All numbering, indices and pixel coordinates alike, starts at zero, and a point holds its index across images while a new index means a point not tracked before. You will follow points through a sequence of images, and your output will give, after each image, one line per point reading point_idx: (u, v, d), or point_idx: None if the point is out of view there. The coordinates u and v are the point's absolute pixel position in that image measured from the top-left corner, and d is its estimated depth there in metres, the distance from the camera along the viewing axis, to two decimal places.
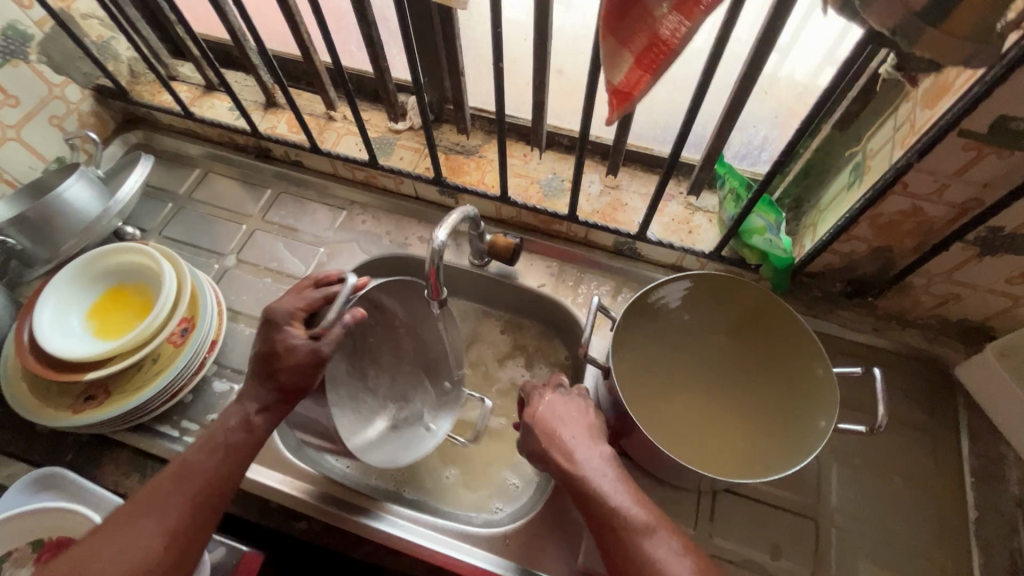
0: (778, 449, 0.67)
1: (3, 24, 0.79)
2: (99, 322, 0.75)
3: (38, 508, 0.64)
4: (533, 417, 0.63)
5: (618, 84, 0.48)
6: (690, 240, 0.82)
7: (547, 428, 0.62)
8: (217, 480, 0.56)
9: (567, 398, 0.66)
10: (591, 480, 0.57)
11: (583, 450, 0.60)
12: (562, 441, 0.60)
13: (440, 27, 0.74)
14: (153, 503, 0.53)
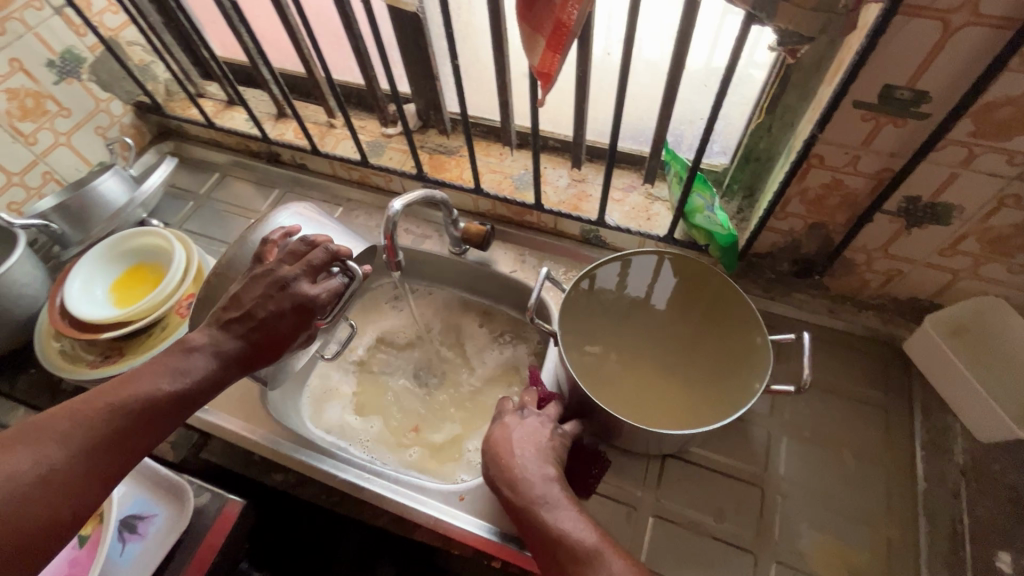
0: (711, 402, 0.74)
1: (62, 49, 0.95)
2: (119, 294, 0.86)
3: None
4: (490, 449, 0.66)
5: (538, 66, 0.56)
6: (648, 225, 0.88)
7: (501, 459, 0.64)
8: (154, 429, 0.54)
9: (527, 427, 0.68)
10: (533, 504, 0.59)
11: (532, 479, 0.61)
12: (513, 472, 0.62)
13: (418, 37, 0.85)
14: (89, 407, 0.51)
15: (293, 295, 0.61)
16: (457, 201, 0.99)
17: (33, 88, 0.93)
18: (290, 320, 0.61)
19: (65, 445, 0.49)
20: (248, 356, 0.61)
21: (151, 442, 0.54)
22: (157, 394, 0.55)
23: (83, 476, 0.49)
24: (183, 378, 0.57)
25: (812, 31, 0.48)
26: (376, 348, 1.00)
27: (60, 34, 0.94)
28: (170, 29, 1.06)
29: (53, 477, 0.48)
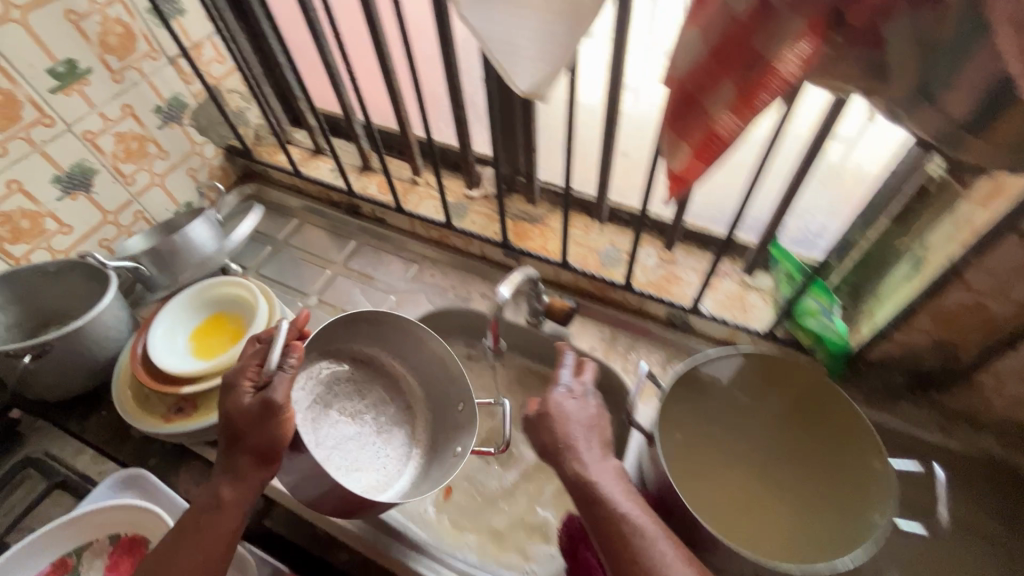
0: (824, 531, 0.67)
1: (170, 96, 0.98)
2: (198, 343, 0.85)
3: (120, 504, 0.72)
4: (543, 419, 0.61)
5: (676, 171, 0.55)
6: (744, 317, 0.84)
7: (558, 433, 0.59)
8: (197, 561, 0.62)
9: (583, 396, 0.63)
10: (602, 489, 0.55)
11: (592, 467, 0.57)
12: (573, 456, 0.58)
13: (522, 110, 0.84)
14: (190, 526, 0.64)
15: (231, 402, 0.64)
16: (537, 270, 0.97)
17: (139, 131, 0.95)
18: (250, 420, 0.62)
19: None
20: (245, 468, 0.63)
21: (206, 563, 0.62)
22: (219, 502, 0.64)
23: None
24: (188, 519, 0.64)
25: (997, 166, 0.45)
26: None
27: (170, 83, 0.98)
28: (270, 79, 1.09)
29: None
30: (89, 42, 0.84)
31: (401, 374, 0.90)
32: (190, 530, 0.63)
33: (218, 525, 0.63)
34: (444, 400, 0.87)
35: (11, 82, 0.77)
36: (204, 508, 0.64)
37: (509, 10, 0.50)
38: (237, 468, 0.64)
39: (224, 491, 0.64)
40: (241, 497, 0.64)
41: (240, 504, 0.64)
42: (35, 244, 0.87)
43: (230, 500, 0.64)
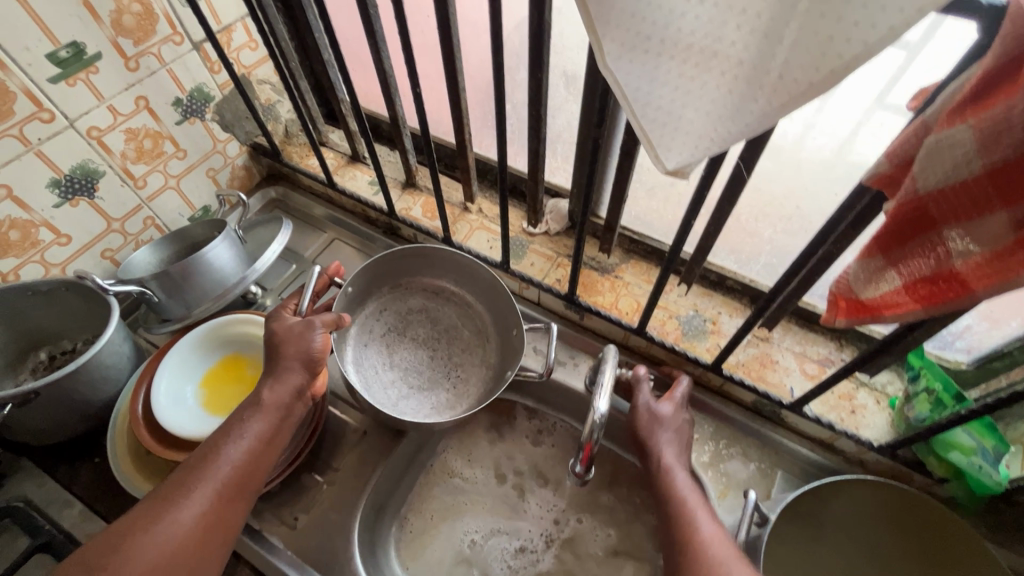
0: None
1: (193, 86, 0.84)
2: (210, 392, 0.74)
3: None
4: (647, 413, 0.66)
5: (864, 297, 0.42)
6: (852, 421, 0.71)
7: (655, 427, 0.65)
8: (242, 467, 0.54)
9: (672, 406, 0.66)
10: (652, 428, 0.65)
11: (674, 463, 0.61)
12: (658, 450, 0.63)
13: (615, 150, 0.70)
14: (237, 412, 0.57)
15: (272, 322, 0.63)
16: (603, 329, 0.83)
17: (154, 128, 0.81)
18: (293, 334, 0.61)
19: (177, 504, 0.50)
20: (292, 377, 0.59)
21: (208, 464, 0.52)
22: (257, 395, 0.58)
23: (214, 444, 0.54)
24: (227, 426, 0.56)
25: None
26: (467, 484, 0.82)
27: (194, 71, 0.83)
28: (310, 74, 0.94)
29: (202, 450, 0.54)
30: (100, 22, 0.69)
31: (454, 298, 0.88)
32: (232, 437, 0.55)
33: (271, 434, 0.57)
34: (510, 350, 0.82)
35: (1, 69, 0.63)
36: (244, 410, 0.57)
37: (679, 69, 0.35)
38: (290, 373, 0.59)
39: (264, 397, 0.58)
40: (280, 403, 0.58)
41: (283, 415, 0.58)
42: (26, 257, 0.74)
43: (270, 404, 0.57)
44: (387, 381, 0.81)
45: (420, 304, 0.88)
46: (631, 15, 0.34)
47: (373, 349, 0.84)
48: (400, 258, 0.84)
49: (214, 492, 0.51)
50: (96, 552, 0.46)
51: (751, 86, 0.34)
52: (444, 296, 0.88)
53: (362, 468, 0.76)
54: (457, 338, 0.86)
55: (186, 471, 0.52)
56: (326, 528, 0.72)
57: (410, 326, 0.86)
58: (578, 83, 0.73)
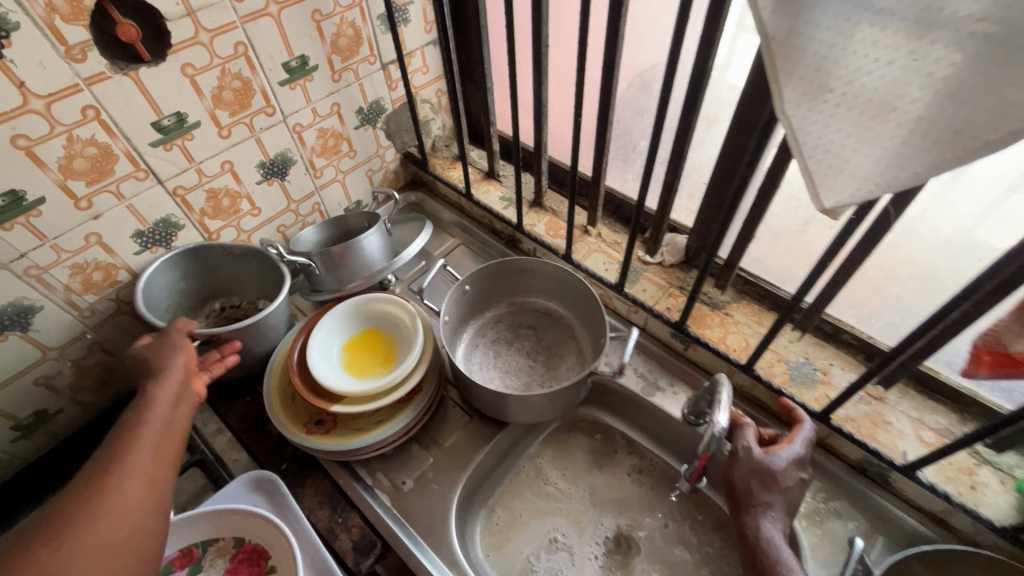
0: None
1: (373, 99, 0.99)
2: (349, 356, 0.84)
3: (233, 507, 0.70)
4: (754, 460, 0.66)
5: (1013, 351, 0.43)
6: (972, 496, 0.68)
7: (762, 482, 0.65)
8: (153, 457, 0.52)
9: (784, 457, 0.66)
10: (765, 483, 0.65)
11: (770, 524, 0.64)
12: (757, 508, 0.65)
13: (748, 193, 0.74)
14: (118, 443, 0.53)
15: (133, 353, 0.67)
16: (707, 362, 0.86)
17: (338, 129, 0.97)
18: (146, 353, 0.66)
19: (107, 490, 0.48)
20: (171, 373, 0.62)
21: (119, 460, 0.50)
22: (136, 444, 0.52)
23: (118, 447, 0.52)
24: (125, 429, 0.54)
25: None
26: (558, 494, 0.86)
27: (377, 87, 0.98)
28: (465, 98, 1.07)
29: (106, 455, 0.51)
30: (323, 41, 0.85)
31: (560, 319, 0.95)
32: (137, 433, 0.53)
33: (175, 424, 0.57)
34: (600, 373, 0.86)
35: (252, 71, 0.79)
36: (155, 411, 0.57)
37: (854, 118, 0.40)
38: (167, 368, 0.62)
39: (154, 396, 0.58)
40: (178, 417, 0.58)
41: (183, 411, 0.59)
42: (229, 222, 0.90)
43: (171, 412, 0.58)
44: (489, 378, 0.89)
45: (532, 319, 0.96)
46: (818, 69, 0.40)
47: (482, 350, 0.93)
48: (519, 273, 0.93)
49: (139, 475, 0.50)
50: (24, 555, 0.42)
51: (927, 139, 0.38)
52: (552, 317, 0.96)
53: (466, 450, 0.83)
54: (558, 353, 0.92)
55: (88, 476, 0.49)
56: (429, 497, 0.78)
57: (519, 337, 0.95)
58: (718, 127, 0.79)
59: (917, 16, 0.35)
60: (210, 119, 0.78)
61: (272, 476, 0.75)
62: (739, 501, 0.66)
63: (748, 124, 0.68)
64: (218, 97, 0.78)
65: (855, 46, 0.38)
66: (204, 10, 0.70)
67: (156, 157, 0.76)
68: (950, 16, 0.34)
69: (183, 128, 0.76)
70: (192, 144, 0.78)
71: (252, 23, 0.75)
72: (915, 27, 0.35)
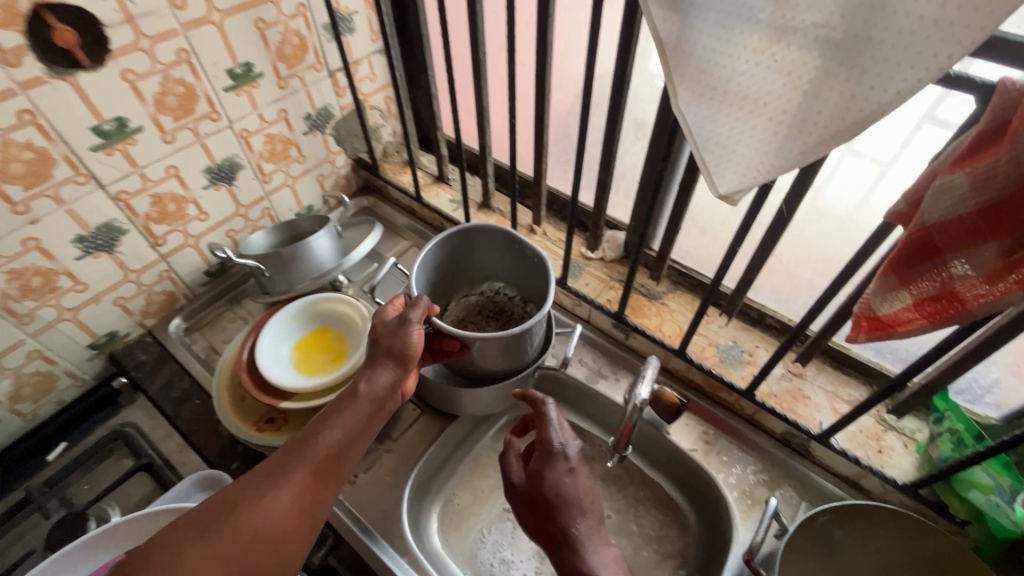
0: None
1: (321, 106, 1.01)
2: (300, 355, 0.86)
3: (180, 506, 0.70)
4: (528, 492, 0.69)
5: (881, 315, 0.49)
6: (879, 459, 0.75)
7: (546, 511, 0.67)
8: (336, 451, 0.59)
9: (544, 479, 0.67)
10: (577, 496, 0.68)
11: (588, 541, 0.66)
12: (553, 533, 0.66)
13: (673, 189, 0.80)
14: (317, 431, 0.60)
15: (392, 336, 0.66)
16: (646, 349, 0.91)
17: (286, 135, 0.98)
18: (386, 331, 0.67)
19: (278, 479, 0.56)
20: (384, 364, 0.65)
21: (308, 456, 0.58)
22: (325, 442, 0.59)
23: (308, 443, 0.59)
24: (326, 415, 0.61)
25: None
26: None
27: (325, 94, 1.00)
28: (413, 105, 1.10)
29: (298, 445, 0.59)
30: (268, 48, 0.87)
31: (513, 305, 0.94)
32: (328, 424, 0.60)
33: (367, 414, 0.62)
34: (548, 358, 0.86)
35: (195, 78, 0.80)
36: (349, 400, 0.62)
37: (734, 113, 0.46)
38: (380, 383, 0.64)
39: (358, 387, 0.63)
40: (373, 395, 0.63)
41: (377, 403, 0.63)
42: (175, 227, 0.90)
43: (366, 394, 0.63)
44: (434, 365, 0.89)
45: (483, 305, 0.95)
46: (701, 70, 0.46)
47: None
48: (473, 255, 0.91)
49: (311, 471, 0.58)
50: (204, 524, 0.52)
51: (793, 131, 0.44)
52: (507, 311, 0.95)
53: (418, 442, 0.85)
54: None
55: (285, 449, 0.59)
56: (382, 488, 0.81)
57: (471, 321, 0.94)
58: (646, 129, 0.85)
59: (774, 23, 0.41)
60: (153, 124, 0.79)
61: (221, 475, 0.75)
62: (555, 537, 0.66)
63: (668, 126, 0.74)
64: (161, 103, 0.79)
65: (729, 49, 0.44)
66: (144, 17, 0.71)
67: (98, 162, 0.76)
68: (798, 24, 0.39)
69: (125, 132, 0.77)
70: (134, 149, 0.79)
71: (194, 30, 0.77)
72: (773, 33, 0.41)
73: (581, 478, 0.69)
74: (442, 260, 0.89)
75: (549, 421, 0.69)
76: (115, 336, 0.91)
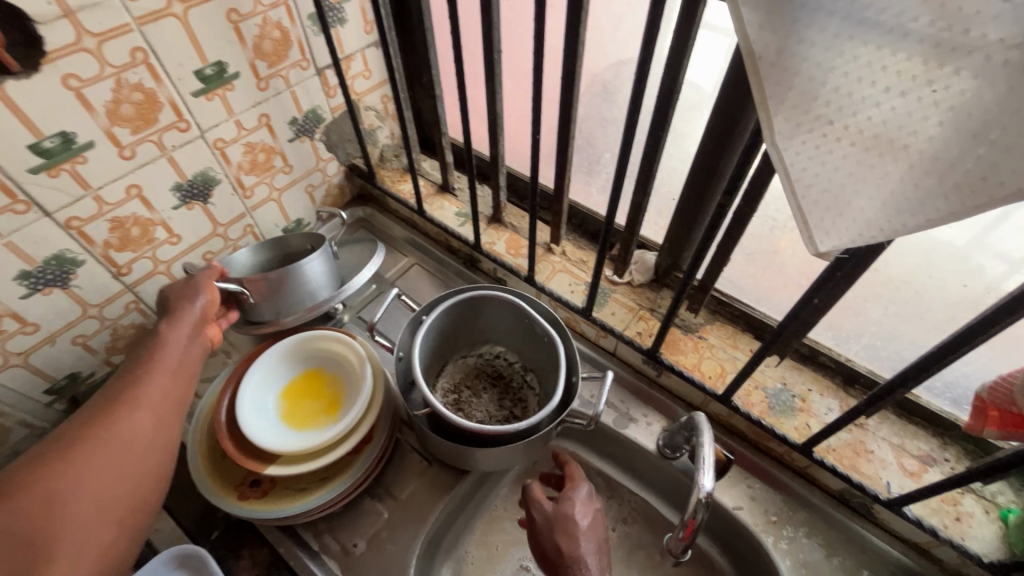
0: None
1: (309, 108, 0.88)
2: (288, 405, 0.75)
3: None
4: (555, 519, 0.62)
5: None
6: (958, 530, 0.65)
7: (569, 539, 0.60)
8: (166, 392, 0.61)
9: (577, 509, 0.62)
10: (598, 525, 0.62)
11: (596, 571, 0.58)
12: (573, 567, 0.58)
13: (723, 213, 0.69)
14: (143, 376, 0.60)
15: (187, 291, 0.69)
16: (682, 390, 0.80)
17: (269, 143, 0.86)
18: (176, 291, 0.69)
19: (115, 420, 0.56)
20: (181, 310, 0.66)
21: (144, 402, 0.58)
22: (151, 388, 0.60)
23: (138, 394, 0.58)
24: (144, 362, 0.61)
25: None
26: None
27: (313, 95, 0.87)
28: (413, 105, 0.97)
29: (139, 392, 0.59)
30: (244, 44, 0.74)
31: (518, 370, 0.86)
32: (153, 373, 0.61)
33: (184, 367, 0.64)
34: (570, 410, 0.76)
35: (156, 81, 0.68)
36: (176, 347, 0.63)
37: (858, 155, 0.34)
38: (176, 322, 0.65)
39: (167, 336, 0.64)
40: (180, 338, 0.65)
41: (190, 356, 0.65)
42: (141, 253, 0.78)
43: (178, 344, 0.64)
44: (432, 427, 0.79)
45: (486, 366, 0.87)
46: (816, 96, 0.34)
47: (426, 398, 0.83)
48: (482, 317, 0.83)
49: (144, 409, 0.58)
50: (29, 480, 0.50)
51: (945, 183, 0.32)
52: (506, 378, 0.86)
53: (425, 502, 0.75)
54: (514, 414, 0.81)
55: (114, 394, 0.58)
56: (384, 559, 0.70)
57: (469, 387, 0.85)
58: (688, 141, 0.73)
59: (941, 40, 0.29)
60: (107, 138, 0.67)
61: (199, 552, 0.65)
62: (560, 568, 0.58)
63: (722, 143, 0.62)
64: (115, 113, 0.66)
65: (860, 70, 0.32)
66: (87, 11, 0.58)
67: (39, 186, 0.64)
68: (979, 40, 0.28)
69: (71, 150, 0.64)
70: (85, 168, 0.66)
71: (151, 25, 0.64)
72: (937, 52, 0.29)
73: (604, 516, 0.63)
74: (450, 319, 0.80)
75: (576, 473, 0.67)
76: (77, 378, 0.80)
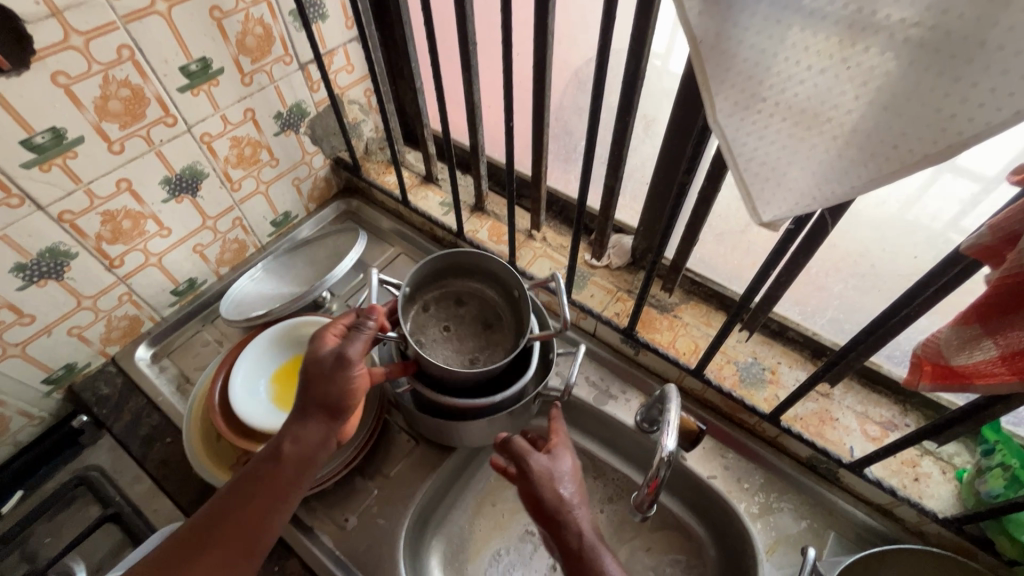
0: None
1: (293, 102, 0.91)
2: (279, 388, 0.78)
3: None
4: (551, 468, 0.61)
5: (955, 365, 0.42)
6: (916, 489, 0.69)
7: (564, 486, 0.60)
8: (255, 524, 0.56)
9: (574, 464, 0.63)
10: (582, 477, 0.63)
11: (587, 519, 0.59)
12: (570, 514, 0.58)
13: (690, 195, 0.72)
14: (245, 495, 0.57)
15: (331, 381, 0.60)
16: (658, 367, 0.84)
17: (255, 137, 0.88)
18: (319, 371, 0.60)
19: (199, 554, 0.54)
20: (314, 411, 0.60)
21: (235, 535, 0.55)
22: (243, 522, 0.56)
23: (229, 519, 0.56)
24: (258, 474, 0.58)
25: None
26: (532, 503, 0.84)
27: (297, 89, 0.90)
28: (395, 97, 1.00)
29: (228, 521, 0.56)
30: (227, 40, 0.76)
31: None
32: (263, 487, 0.58)
33: (289, 487, 0.58)
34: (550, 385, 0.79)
35: (143, 77, 0.70)
36: (292, 457, 0.59)
37: (788, 130, 0.38)
38: (303, 431, 0.60)
39: (291, 448, 0.59)
40: (302, 453, 0.59)
41: (302, 467, 0.59)
42: (133, 246, 0.81)
43: (291, 455, 0.59)
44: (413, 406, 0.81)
45: None
46: (747, 76, 0.37)
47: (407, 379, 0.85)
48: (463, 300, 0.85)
49: (227, 547, 0.55)
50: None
51: (863, 152, 0.36)
52: None
53: (414, 478, 0.78)
54: None
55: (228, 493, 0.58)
56: (374, 533, 0.74)
57: None
58: (658, 126, 0.76)
59: (848, 22, 0.32)
60: (96, 133, 0.69)
61: None
62: (554, 511, 0.58)
63: (685, 128, 0.66)
64: (104, 109, 0.68)
65: (785, 51, 0.35)
66: (73, 10, 0.61)
67: (32, 180, 0.66)
68: (883, 20, 0.31)
69: (62, 145, 0.67)
70: (75, 163, 0.69)
71: (136, 22, 0.66)
72: (846, 33, 0.32)
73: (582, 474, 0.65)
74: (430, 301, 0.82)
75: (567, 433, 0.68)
76: (74, 368, 0.83)
